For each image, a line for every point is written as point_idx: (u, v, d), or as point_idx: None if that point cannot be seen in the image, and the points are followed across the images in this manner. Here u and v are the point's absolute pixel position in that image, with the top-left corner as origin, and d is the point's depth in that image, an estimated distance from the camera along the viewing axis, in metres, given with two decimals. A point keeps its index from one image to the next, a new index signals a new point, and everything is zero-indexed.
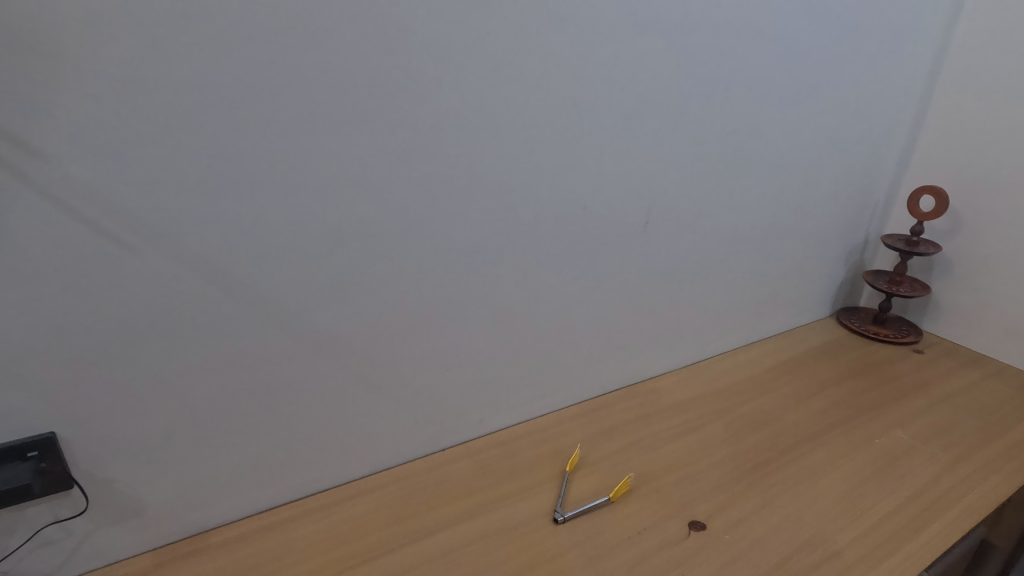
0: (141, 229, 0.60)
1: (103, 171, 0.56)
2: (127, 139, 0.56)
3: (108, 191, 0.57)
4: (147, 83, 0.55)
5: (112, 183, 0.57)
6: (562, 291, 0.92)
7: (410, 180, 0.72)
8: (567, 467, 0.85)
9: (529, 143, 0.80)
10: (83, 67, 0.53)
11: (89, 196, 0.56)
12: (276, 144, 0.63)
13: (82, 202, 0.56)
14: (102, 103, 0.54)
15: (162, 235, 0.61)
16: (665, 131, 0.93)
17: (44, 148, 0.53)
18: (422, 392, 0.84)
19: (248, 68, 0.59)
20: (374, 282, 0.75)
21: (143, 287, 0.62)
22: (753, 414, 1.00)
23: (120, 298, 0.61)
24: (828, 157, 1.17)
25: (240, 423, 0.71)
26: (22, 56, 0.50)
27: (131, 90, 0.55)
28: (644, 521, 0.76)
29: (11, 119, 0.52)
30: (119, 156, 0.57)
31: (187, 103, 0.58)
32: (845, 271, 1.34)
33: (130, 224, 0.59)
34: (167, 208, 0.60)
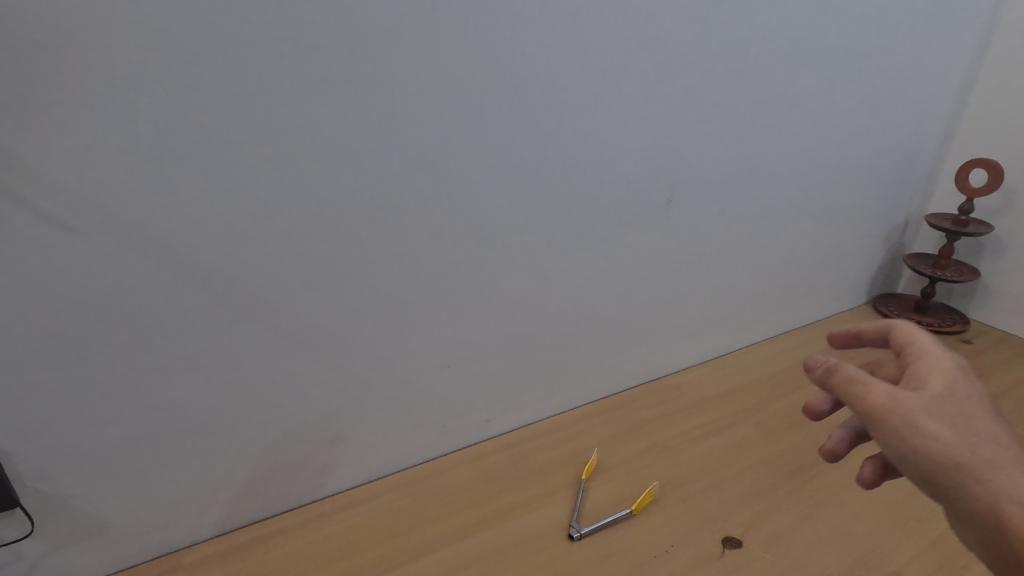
0: (84, 210, 0.51)
1: (33, 140, 0.47)
2: (59, 99, 0.47)
3: (41, 163, 0.48)
4: (81, 33, 0.46)
5: (45, 153, 0.48)
6: (577, 277, 0.83)
7: (404, 151, 0.63)
8: (583, 473, 0.76)
9: (540, 109, 0.70)
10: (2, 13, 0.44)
11: (18, 170, 0.48)
12: (241, 107, 0.54)
13: (12, 177, 0.48)
14: (26, 57, 0.45)
15: (110, 216, 0.52)
16: (692, 96, 0.83)
17: None
18: (421, 391, 0.76)
19: (205, 17, 0.50)
20: (365, 270, 0.66)
21: (90, 277, 0.53)
22: (789, 411, 0.91)
23: (63, 291, 0.53)
24: (869, 129, 1.07)
25: (214, 428, 0.63)
26: None
27: (60, 38, 0.46)
28: (672, 536, 0.68)
29: None
30: (52, 122, 0.48)
31: (130, 55, 0.48)
32: (884, 254, 1.23)
33: (71, 203, 0.50)
34: (113, 184, 0.51)
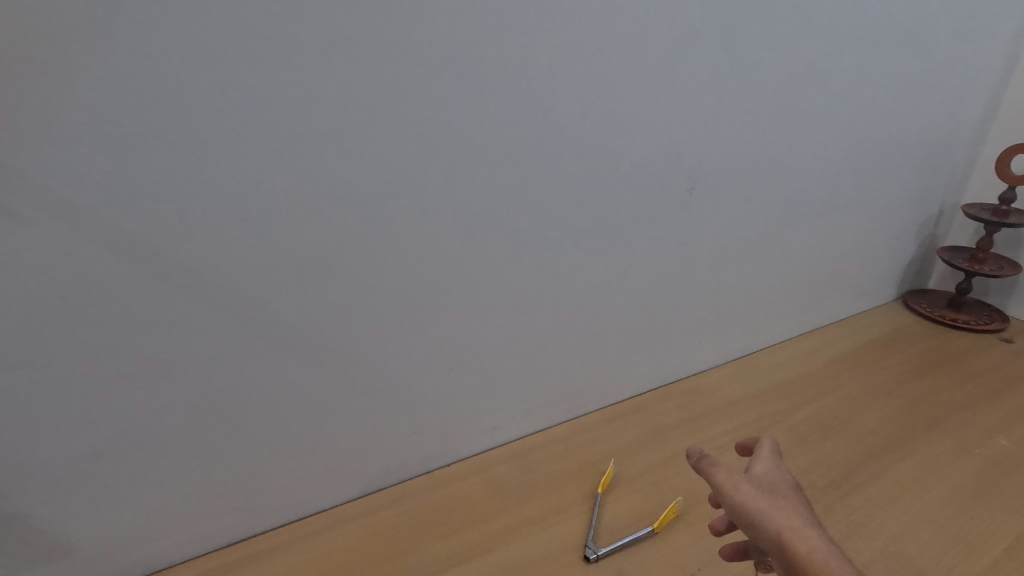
0: (36, 197, 0.45)
1: None
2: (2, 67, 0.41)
3: None
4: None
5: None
6: (591, 271, 0.77)
7: (400, 131, 0.57)
8: (599, 487, 0.70)
9: (551, 85, 0.64)
10: None
11: None
12: (214, 79, 0.48)
13: None
14: None
15: (66, 204, 0.46)
16: (717, 73, 0.76)
17: None
18: (421, 397, 0.70)
19: None
20: (358, 264, 0.60)
21: (46, 272, 0.47)
22: (819, 417, 0.84)
23: (14, 289, 0.47)
24: (903, 112, 0.99)
25: (192, 439, 0.58)
26: None
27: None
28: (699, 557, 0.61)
29: None
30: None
31: (83, 16, 0.42)
32: (916, 247, 1.16)
33: (20, 190, 0.45)
34: (69, 166, 0.46)
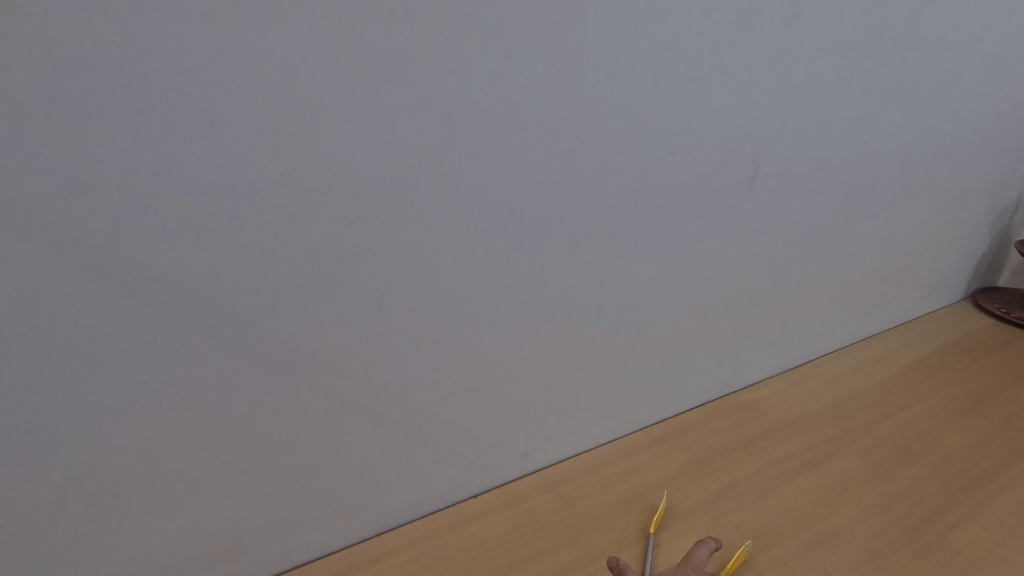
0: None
1: None
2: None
3: None
4: None
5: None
6: (638, 273, 0.67)
7: (417, 111, 0.48)
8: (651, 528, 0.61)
9: (597, 53, 0.54)
10: None
11: None
12: (191, 47, 0.40)
13: None
14: None
15: (26, 215, 0.39)
16: (786, 42, 0.65)
17: None
18: (445, 420, 0.61)
19: None
20: (369, 269, 0.51)
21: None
22: (895, 437, 0.74)
23: None
24: (985, 85, 0.87)
25: (180, 472, 0.51)
26: None
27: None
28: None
29: None
30: None
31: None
32: (990, 240, 1.04)
33: None
34: (29, 170, 0.39)
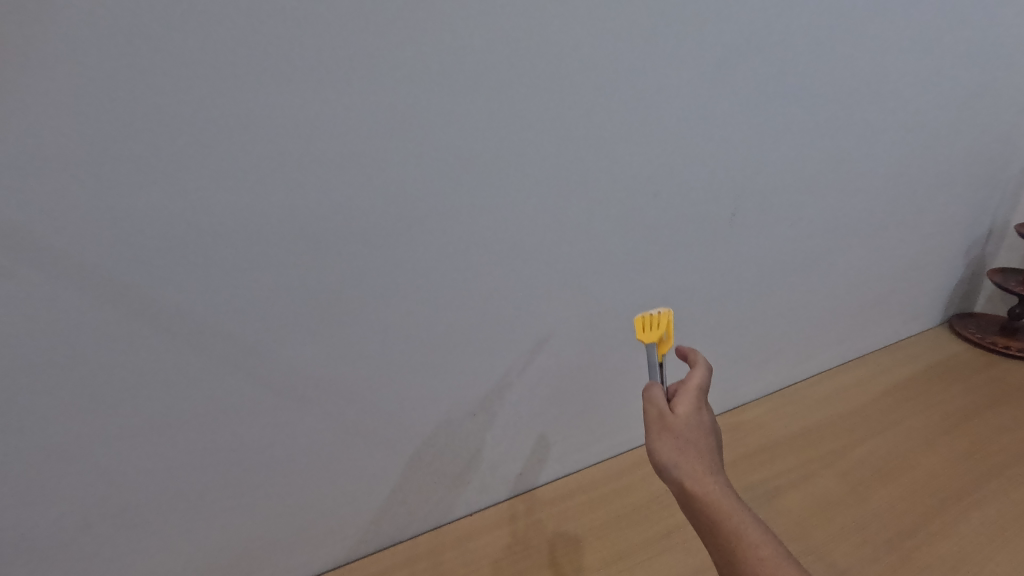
0: (42, 256, 0.43)
1: None
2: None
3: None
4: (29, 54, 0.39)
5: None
6: (624, 306, 0.71)
7: (417, 159, 0.52)
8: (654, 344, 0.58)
9: (586, 102, 0.58)
10: None
11: None
12: (212, 112, 0.44)
13: None
14: None
15: (72, 263, 0.44)
16: (764, 91, 0.69)
17: None
18: (442, 442, 0.65)
19: (173, 20, 0.41)
20: (371, 304, 0.56)
21: (24, 317, 0.44)
22: (870, 459, 0.78)
23: (20, 348, 0.45)
24: (958, 124, 0.92)
25: (189, 490, 0.55)
26: None
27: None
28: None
29: None
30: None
31: (61, 41, 0.39)
32: (964, 269, 1.08)
33: (26, 248, 0.43)
34: (77, 224, 0.44)
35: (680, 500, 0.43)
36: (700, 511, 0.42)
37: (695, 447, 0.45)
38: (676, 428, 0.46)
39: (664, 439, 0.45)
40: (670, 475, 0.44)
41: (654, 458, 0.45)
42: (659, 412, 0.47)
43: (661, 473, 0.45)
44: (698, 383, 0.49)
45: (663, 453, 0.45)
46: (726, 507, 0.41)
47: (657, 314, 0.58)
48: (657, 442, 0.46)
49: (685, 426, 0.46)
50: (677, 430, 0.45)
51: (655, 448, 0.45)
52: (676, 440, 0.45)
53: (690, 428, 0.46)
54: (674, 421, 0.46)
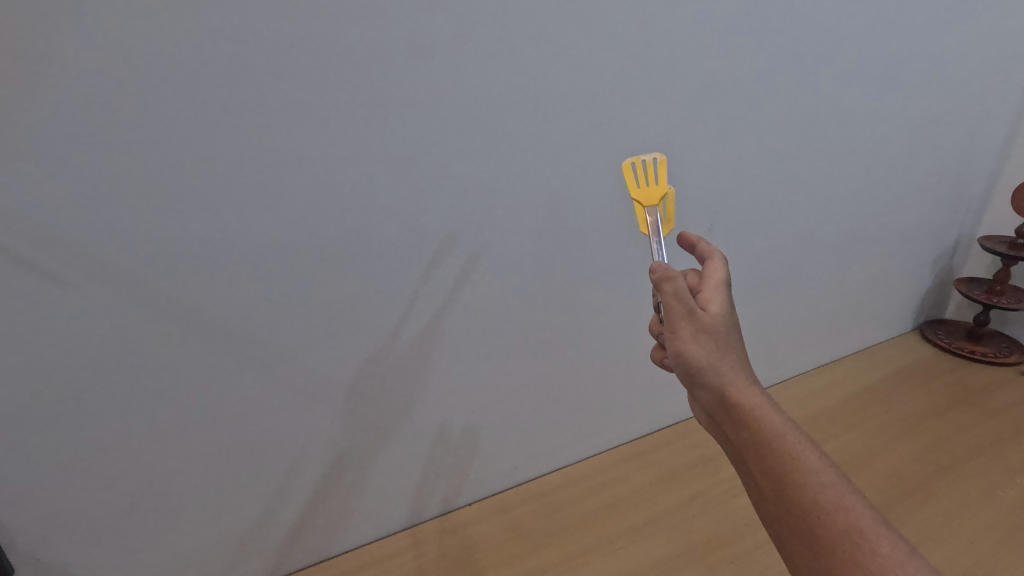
0: (97, 271, 0.49)
1: (44, 200, 0.46)
2: (38, 137, 0.44)
3: (56, 227, 0.47)
4: (94, 97, 0.45)
5: (29, 199, 0.46)
6: (610, 314, 0.78)
7: (423, 183, 0.59)
8: (650, 202, 0.59)
9: (572, 133, 0.65)
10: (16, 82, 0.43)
11: (34, 234, 0.46)
12: (247, 146, 0.51)
13: (25, 241, 0.46)
14: (41, 119, 0.44)
15: (122, 276, 0.50)
16: (735, 119, 0.77)
17: None
18: (444, 437, 0.72)
19: (217, 68, 0.48)
20: (381, 313, 0.62)
21: (78, 324, 0.50)
22: (839, 455, 0.84)
23: (73, 351, 0.51)
24: (921, 145, 0.99)
25: (215, 483, 0.61)
26: None
27: (49, 73, 0.43)
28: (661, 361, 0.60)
29: None
30: (63, 184, 0.46)
31: (120, 87, 0.46)
32: (932, 278, 1.16)
33: (83, 263, 0.49)
34: (127, 242, 0.50)
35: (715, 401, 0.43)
36: (744, 416, 0.41)
37: (726, 345, 0.44)
38: (709, 326, 0.44)
39: (696, 334, 0.44)
40: (701, 370, 0.43)
41: (684, 352, 0.44)
42: (688, 308, 0.45)
43: (693, 367, 0.44)
44: (720, 278, 0.48)
45: (695, 348, 0.43)
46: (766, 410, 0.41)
47: (641, 157, 0.61)
48: (689, 336, 0.44)
49: (716, 324, 0.44)
50: (710, 327, 0.44)
51: (687, 340, 0.44)
52: (709, 338, 0.43)
53: (720, 325, 0.44)
54: (706, 318, 0.44)
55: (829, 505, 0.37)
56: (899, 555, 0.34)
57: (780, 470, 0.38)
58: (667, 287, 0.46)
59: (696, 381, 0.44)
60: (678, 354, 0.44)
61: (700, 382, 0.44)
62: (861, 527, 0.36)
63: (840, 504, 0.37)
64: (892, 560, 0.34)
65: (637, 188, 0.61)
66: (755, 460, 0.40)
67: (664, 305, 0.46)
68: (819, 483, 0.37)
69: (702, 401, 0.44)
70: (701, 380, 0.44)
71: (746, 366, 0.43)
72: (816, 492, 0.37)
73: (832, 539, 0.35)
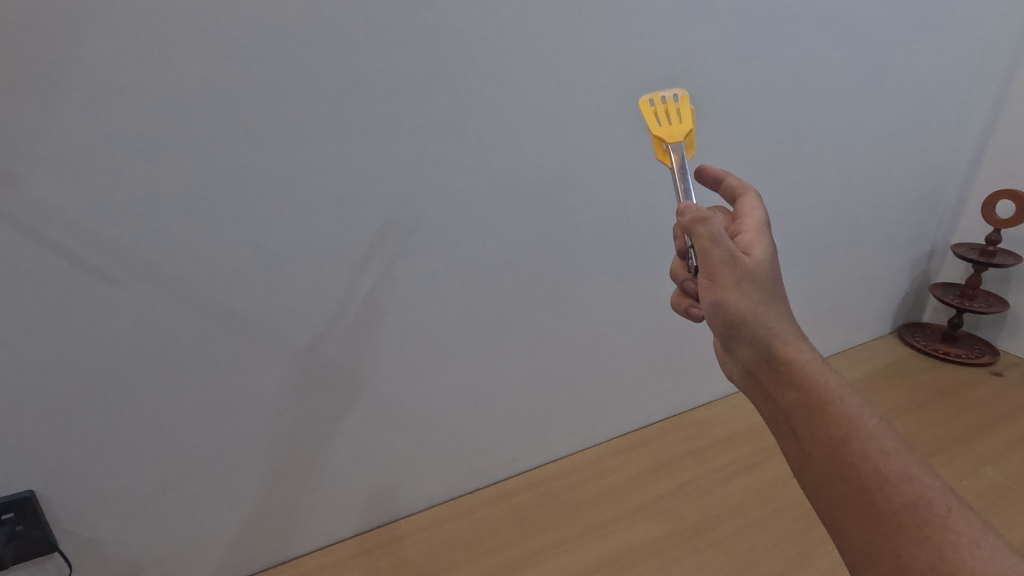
0: (138, 268, 0.55)
1: (93, 204, 0.52)
2: (91, 148, 0.50)
3: (102, 229, 0.53)
4: (139, 112, 0.51)
5: (81, 206, 0.51)
6: (602, 314, 0.83)
7: (431, 192, 0.65)
8: (673, 139, 0.60)
9: (566, 147, 0.72)
10: (74, 99, 0.49)
11: (83, 234, 0.52)
12: (273, 158, 0.57)
13: (75, 241, 0.52)
14: (93, 131, 0.50)
15: (159, 274, 0.56)
16: (717, 135, 0.83)
17: (32, 183, 0.49)
18: (448, 428, 0.77)
19: (249, 88, 0.54)
20: (391, 312, 0.68)
21: (119, 317, 0.56)
22: None
23: (113, 341, 0.56)
24: (894, 157, 1.05)
25: (236, 467, 0.66)
26: (15, 93, 0.47)
27: (102, 91, 0.49)
28: (685, 307, 0.64)
29: (7, 158, 0.48)
30: (111, 190, 0.52)
31: (162, 104, 0.51)
32: (909, 284, 1.22)
33: (125, 261, 0.54)
34: (164, 242, 0.55)
35: (761, 349, 0.49)
36: (796, 376, 0.47)
37: (765, 291, 0.49)
38: (748, 271, 0.49)
39: (740, 282, 0.49)
40: (741, 314, 0.49)
41: (728, 300, 0.49)
42: (727, 253, 0.49)
43: (736, 315, 0.49)
44: (761, 230, 0.53)
45: (740, 296, 0.49)
46: (814, 367, 0.47)
47: (659, 93, 0.62)
48: (733, 284, 0.49)
49: (757, 272, 0.49)
50: (749, 274, 0.49)
51: (732, 288, 0.49)
52: (748, 285, 0.49)
53: (761, 273, 0.50)
54: (750, 267, 0.49)
55: (895, 474, 0.40)
56: (971, 523, 0.38)
57: (839, 433, 0.43)
58: (701, 230, 0.50)
59: (739, 326, 0.49)
60: (722, 300, 0.49)
61: (742, 329, 0.49)
62: (925, 496, 0.39)
63: (904, 473, 0.40)
64: (966, 535, 0.37)
65: (658, 126, 0.61)
66: (806, 416, 0.45)
67: (702, 250, 0.50)
68: (880, 448, 0.42)
69: (745, 348, 0.50)
70: (743, 326, 0.49)
71: (784, 314, 0.49)
72: (879, 459, 0.41)
73: (890, 499, 0.40)
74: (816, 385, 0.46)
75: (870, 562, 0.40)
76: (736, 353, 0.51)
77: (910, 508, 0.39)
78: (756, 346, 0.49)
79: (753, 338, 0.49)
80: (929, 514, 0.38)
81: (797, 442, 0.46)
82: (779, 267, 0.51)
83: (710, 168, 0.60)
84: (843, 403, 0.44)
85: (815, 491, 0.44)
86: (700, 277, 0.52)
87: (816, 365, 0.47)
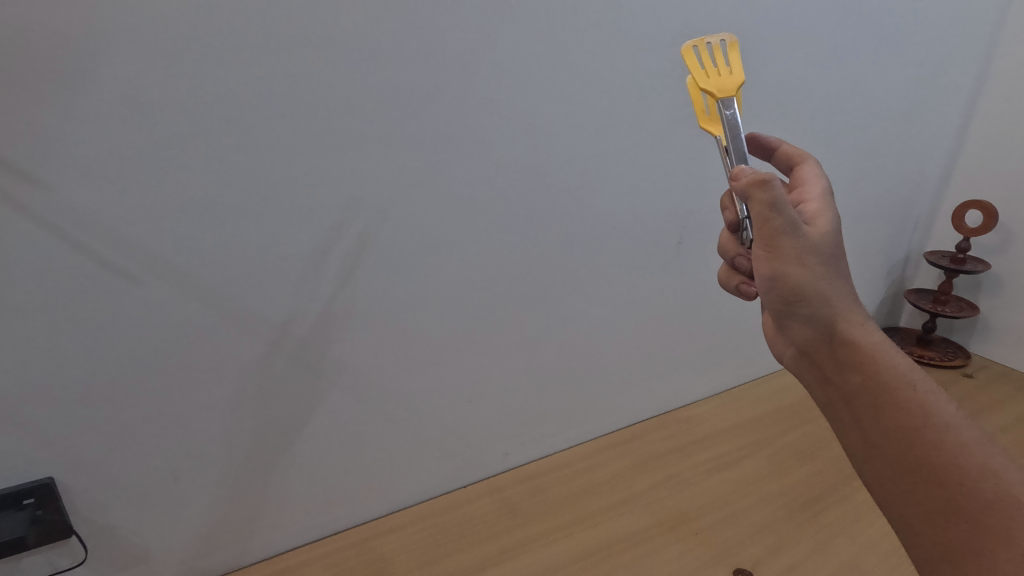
0: (153, 267, 0.59)
1: (113, 206, 0.56)
2: (113, 155, 0.54)
3: (121, 230, 0.56)
4: (158, 123, 0.55)
5: (102, 208, 0.55)
6: (591, 315, 0.88)
7: (428, 198, 0.69)
8: (723, 94, 0.60)
9: (555, 156, 0.76)
10: (98, 109, 0.53)
11: (104, 235, 0.56)
12: (280, 165, 0.61)
13: (97, 241, 0.56)
14: (116, 139, 0.54)
15: (172, 273, 0.60)
16: (701, 146, 0.87)
17: (59, 187, 0.53)
18: (444, 423, 0.81)
19: (259, 100, 0.58)
20: (390, 311, 0.72)
21: (135, 313, 0.59)
22: (797, 445, 0.93)
23: (128, 336, 0.60)
24: (869, 168, 1.10)
25: (242, 459, 0.69)
26: (44, 105, 0.51)
27: (124, 102, 0.53)
28: (736, 283, 0.69)
29: (37, 164, 0.52)
30: (131, 194, 0.56)
31: (178, 114, 0.55)
32: (885, 289, 1.27)
33: (142, 260, 0.58)
34: (177, 243, 0.59)
35: (823, 324, 0.50)
36: (863, 355, 0.49)
37: (827, 264, 0.50)
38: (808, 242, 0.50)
39: (802, 254, 0.49)
40: (801, 285, 0.50)
41: (789, 272, 0.50)
42: (788, 223, 0.49)
43: (797, 287, 0.50)
44: (820, 203, 0.54)
45: (802, 269, 0.49)
46: (881, 349, 0.49)
47: (704, 39, 0.61)
48: (795, 255, 0.49)
49: (818, 244, 0.50)
50: (810, 247, 0.50)
51: (793, 262, 0.49)
52: (810, 257, 0.49)
53: (822, 246, 0.51)
54: (812, 240, 0.50)
55: (975, 469, 0.43)
56: None
57: (912, 422, 0.45)
58: (758, 195, 0.49)
59: (798, 300, 0.50)
60: (783, 272, 0.50)
61: (802, 303, 0.50)
62: (1007, 491, 0.41)
63: (985, 468, 0.43)
64: None
65: (704, 78, 0.60)
66: (874, 401, 0.47)
67: (761, 219, 0.50)
68: (959, 440, 0.44)
69: (802, 324, 0.51)
70: (803, 298, 0.50)
71: (844, 289, 0.51)
72: (958, 452, 0.43)
73: (973, 494, 0.42)
74: (882, 366, 0.48)
75: (952, 558, 0.42)
76: (792, 328, 0.52)
77: (997, 503, 0.41)
78: (814, 321, 0.51)
79: (812, 312, 0.50)
80: (1014, 510, 0.40)
81: (862, 428, 0.48)
82: (841, 240, 0.52)
83: (763, 137, 0.65)
84: (915, 390, 0.46)
85: (883, 482, 0.47)
86: (756, 246, 0.52)
87: (883, 346, 0.49)
